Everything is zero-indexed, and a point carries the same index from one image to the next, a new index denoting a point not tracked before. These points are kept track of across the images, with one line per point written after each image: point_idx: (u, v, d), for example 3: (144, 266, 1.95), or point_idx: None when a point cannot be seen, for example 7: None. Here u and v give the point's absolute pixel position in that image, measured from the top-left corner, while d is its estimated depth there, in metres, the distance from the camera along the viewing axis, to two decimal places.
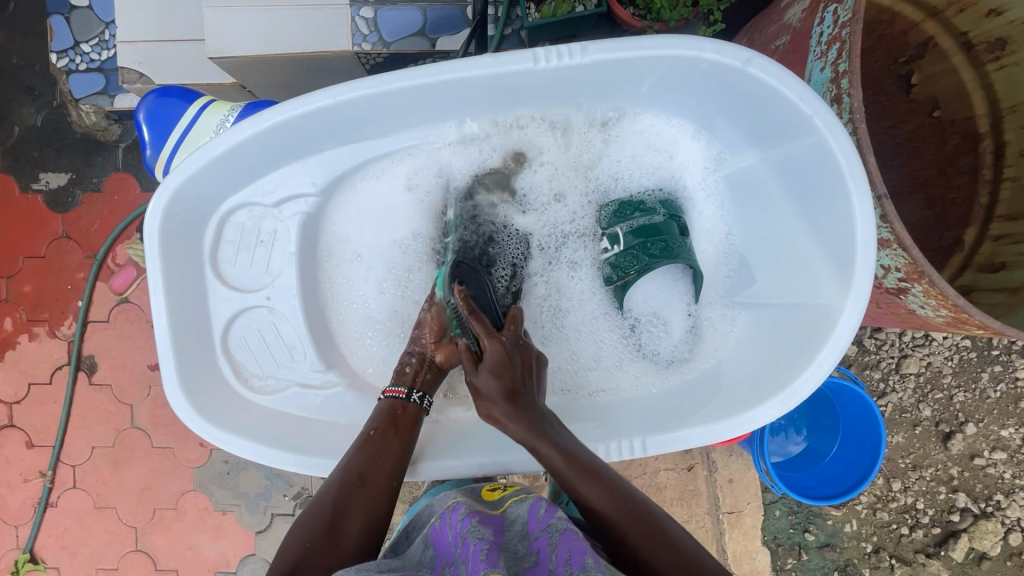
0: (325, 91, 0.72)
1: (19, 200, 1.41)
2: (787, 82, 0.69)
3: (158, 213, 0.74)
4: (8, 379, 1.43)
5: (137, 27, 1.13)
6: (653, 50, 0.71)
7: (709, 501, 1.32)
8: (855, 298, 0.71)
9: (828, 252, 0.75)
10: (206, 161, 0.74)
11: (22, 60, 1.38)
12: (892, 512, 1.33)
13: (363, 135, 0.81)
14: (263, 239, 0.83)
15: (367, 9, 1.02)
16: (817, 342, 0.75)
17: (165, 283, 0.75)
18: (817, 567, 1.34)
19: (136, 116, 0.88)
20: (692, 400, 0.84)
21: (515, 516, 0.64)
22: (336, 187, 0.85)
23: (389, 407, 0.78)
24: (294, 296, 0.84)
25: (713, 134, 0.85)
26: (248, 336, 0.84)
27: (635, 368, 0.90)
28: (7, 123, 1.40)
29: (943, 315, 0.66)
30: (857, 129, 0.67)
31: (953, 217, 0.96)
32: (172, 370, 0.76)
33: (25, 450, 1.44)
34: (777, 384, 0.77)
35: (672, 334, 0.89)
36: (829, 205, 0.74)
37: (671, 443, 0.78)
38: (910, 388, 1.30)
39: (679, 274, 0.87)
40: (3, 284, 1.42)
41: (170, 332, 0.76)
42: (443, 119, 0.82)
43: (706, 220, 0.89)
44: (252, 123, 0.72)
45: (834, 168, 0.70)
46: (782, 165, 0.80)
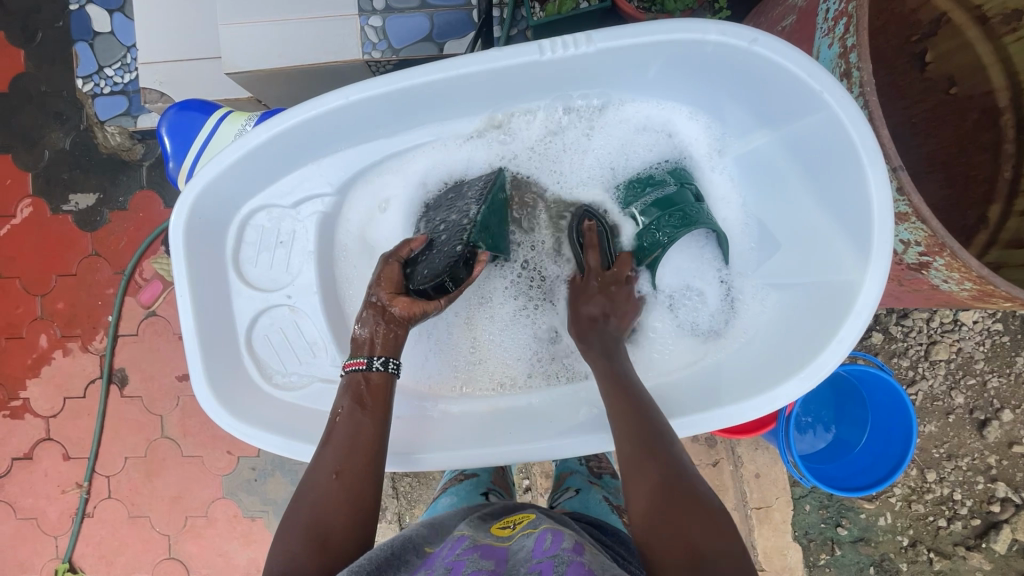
0: (337, 93, 0.74)
1: (50, 221, 1.47)
2: (793, 59, 0.69)
3: (182, 217, 0.76)
4: (45, 394, 1.48)
5: (157, 49, 1.18)
6: (656, 36, 0.71)
7: (736, 497, 1.30)
8: (874, 271, 0.70)
9: (844, 227, 0.75)
10: (226, 166, 0.76)
11: (50, 86, 1.45)
12: (929, 504, 1.29)
13: (373, 134, 0.83)
14: (282, 240, 0.85)
15: (376, 18, 1.04)
16: (837, 318, 0.74)
17: (191, 284, 0.78)
18: (851, 562, 1.31)
19: (158, 130, 0.91)
20: (714, 381, 0.84)
21: (522, 546, 0.60)
22: (352, 186, 0.86)
23: (352, 379, 0.74)
24: (314, 294, 0.86)
25: (723, 117, 0.84)
26: (270, 334, 0.86)
27: (666, 340, 0.88)
28: (38, 148, 1.46)
29: (968, 288, 0.65)
30: (868, 101, 0.67)
31: (976, 195, 0.94)
32: (200, 367, 0.78)
33: (61, 462, 1.48)
34: (800, 360, 0.76)
35: (707, 304, 0.87)
36: (842, 180, 0.73)
37: (697, 427, 0.78)
38: (941, 375, 1.26)
39: (705, 241, 0.86)
40: (38, 303, 1.48)
41: (196, 331, 0.78)
42: (451, 115, 0.83)
43: (721, 195, 0.87)
44: (268, 127, 0.75)
45: (846, 142, 0.70)
46: (793, 142, 0.79)
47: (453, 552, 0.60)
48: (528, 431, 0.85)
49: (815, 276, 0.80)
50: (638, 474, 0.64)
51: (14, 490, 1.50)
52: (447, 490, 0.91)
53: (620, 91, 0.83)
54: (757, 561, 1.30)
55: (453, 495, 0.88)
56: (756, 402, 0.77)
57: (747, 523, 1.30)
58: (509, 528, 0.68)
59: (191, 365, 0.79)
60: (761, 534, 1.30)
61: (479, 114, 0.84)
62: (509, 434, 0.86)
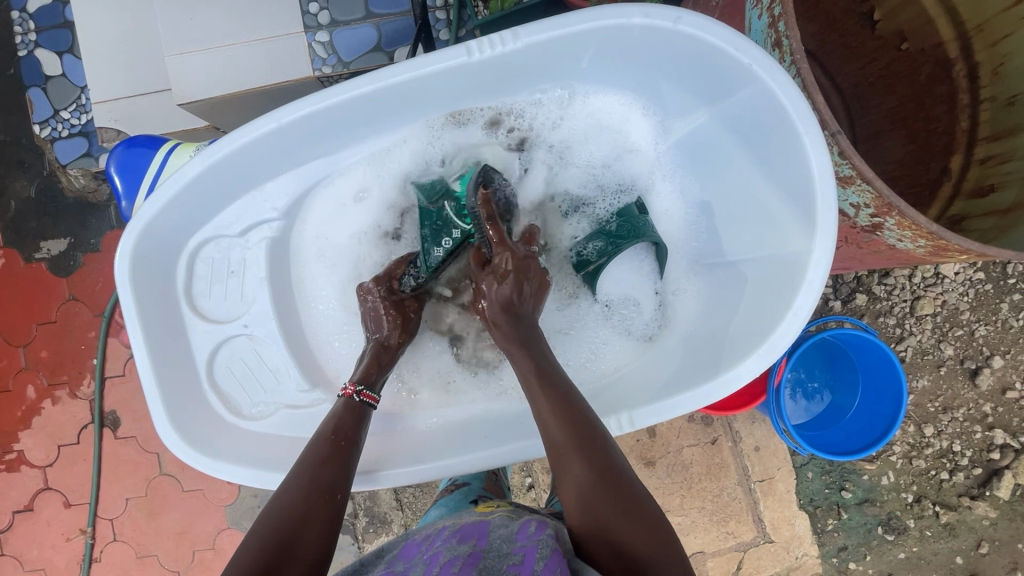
0: (267, 116, 0.73)
1: (24, 270, 1.46)
2: (721, 35, 0.69)
3: (125, 258, 0.75)
4: (38, 444, 1.47)
5: (108, 87, 1.16)
6: (584, 24, 0.71)
7: (739, 472, 1.31)
8: (821, 240, 0.70)
9: (791, 201, 0.75)
10: (167, 201, 0.75)
11: (9, 135, 1.44)
12: (929, 458, 1.29)
13: (313, 153, 0.82)
14: (233, 270, 0.84)
15: (322, 33, 1.04)
16: (790, 290, 0.74)
17: (143, 327, 0.77)
18: (859, 524, 1.31)
19: (107, 170, 0.90)
20: (674, 367, 0.83)
21: (507, 526, 0.63)
22: (300, 207, 0.86)
23: (351, 406, 0.77)
24: (271, 321, 0.85)
25: (664, 100, 0.84)
26: (232, 366, 0.85)
27: (602, 343, 0.89)
28: (3, 198, 1.45)
29: (922, 245, 0.64)
30: (800, 68, 0.66)
31: (937, 148, 0.94)
32: (160, 406, 0.77)
33: (63, 510, 1.47)
34: (757, 333, 0.76)
35: (645, 311, 0.88)
36: (785, 153, 0.73)
37: (646, 417, 0.77)
38: (928, 329, 1.26)
39: (646, 254, 0.86)
40: (22, 354, 1.47)
41: (153, 371, 0.77)
42: (394, 126, 0.83)
43: (665, 207, 0.89)
44: (202, 159, 0.74)
45: (780, 112, 0.70)
46: (729, 118, 0.80)
47: (434, 537, 0.64)
48: (501, 436, 0.85)
49: (769, 251, 0.79)
50: (567, 460, 0.63)
51: (19, 544, 1.49)
52: (438, 501, 0.91)
53: (581, 90, 0.84)
54: (766, 533, 1.30)
55: (442, 505, 0.88)
56: (705, 389, 0.76)
57: (752, 497, 1.30)
58: (491, 505, 0.74)
59: (153, 407, 0.78)
60: (767, 506, 1.30)
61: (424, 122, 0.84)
62: (487, 440, 0.85)
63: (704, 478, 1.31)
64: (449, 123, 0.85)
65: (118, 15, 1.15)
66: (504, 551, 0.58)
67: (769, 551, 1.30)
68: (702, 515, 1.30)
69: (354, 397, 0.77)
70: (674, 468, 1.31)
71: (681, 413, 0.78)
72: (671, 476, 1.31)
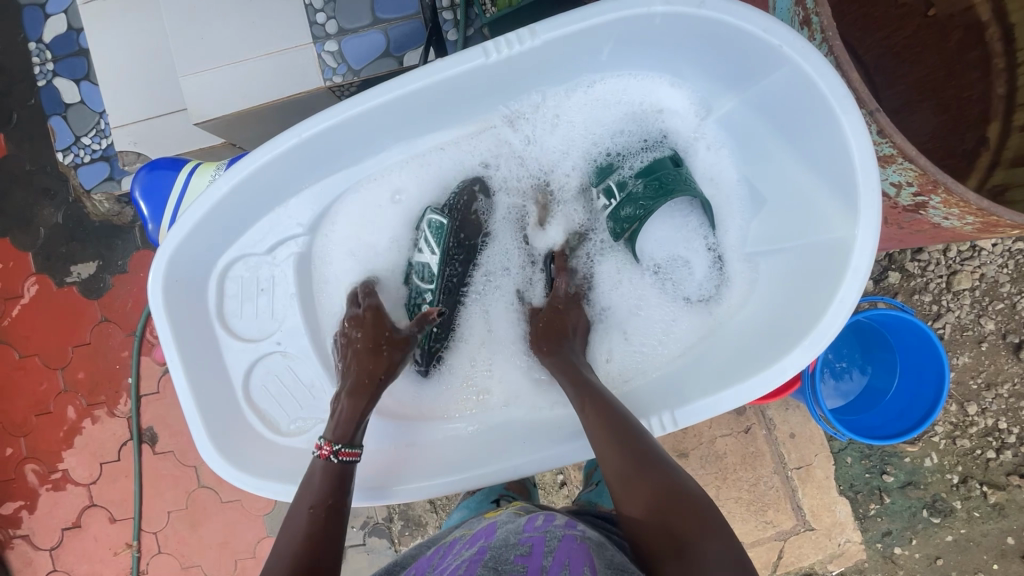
0: (290, 131, 0.73)
1: (57, 294, 1.49)
2: (746, 16, 0.68)
3: (159, 282, 0.76)
4: (81, 463, 1.51)
5: (125, 110, 1.18)
6: (600, 17, 0.71)
7: (775, 460, 1.28)
8: (865, 223, 0.69)
9: (828, 184, 0.74)
10: (195, 222, 0.76)
11: (35, 164, 1.47)
12: (974, 438, 1.25)
13: (336, 165, 0.83)
14: (263, 287, 0.85)
15: (331, 43, 1.04)
16: (835, 278, 0.72)
17: (178, 349, 0.77)
18: (903, 508, 1.28)
19: (131, 194, 0.91)
20: (715, 362, 0.83)
21: (513, 522, 0.67)
22: (325, 220, 0.86)
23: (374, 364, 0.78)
24: (304, 336, 0.86)
25: (688, 87, 0.83)
26: (267, 383, 0.85)
27: (662, 307, 0.89)
28: (34, 226, 1.48)
29: (971, 222, 0.62)
30: (833, 46, 0.66)
31: (971, 117, 0.90)
32: (199, 427, 0.77)
33: (109, 525, 1.52)
34: (804, 324, 0.74)
35: (695, 273, 0.87)
36: (822, 134, 0.72)
37: (719, 404, 0.75)
38: (967, 304, 1.22)
39: (689, 210, 0.86)
40: (60, 376, 1.51)
41: (192, 391, 0.78)
42: (413, 133, 0.84)
43: (710, 168, 0.86)
44: (228, 178, 0.74)
45: (815, 93, 0.69)
46: (761, 101, 0.79)
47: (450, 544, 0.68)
48: (533, 443, 0.83)
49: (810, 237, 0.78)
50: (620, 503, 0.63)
51: (69, 559, 1.54)
52: (461, 504, 0.92)
53: (597, 79, 0.83)
54: (806, 521, 1.27)
55: (464, 508, 0.89)
56: (764, 375, 0.74)
57: (790, 485, 1.27)
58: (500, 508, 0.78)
59: (192, 429, 0.78)
60: (805, 494, 1.27)
61: (443, 127, 0.84)
62: (521, 446, 0.83)
63: (739, 468, 1.28)
64: (465, 127, 0.85)
65: (129, 39, 1.16)
66: (512, 546, 0.61)
67: (810, 540, 1.27)
68: (739, 506, 1.27)
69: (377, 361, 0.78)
70: (708, 459, 1.28)
71: (730, 408, 0.76)
72: (705, 468, 1.28)
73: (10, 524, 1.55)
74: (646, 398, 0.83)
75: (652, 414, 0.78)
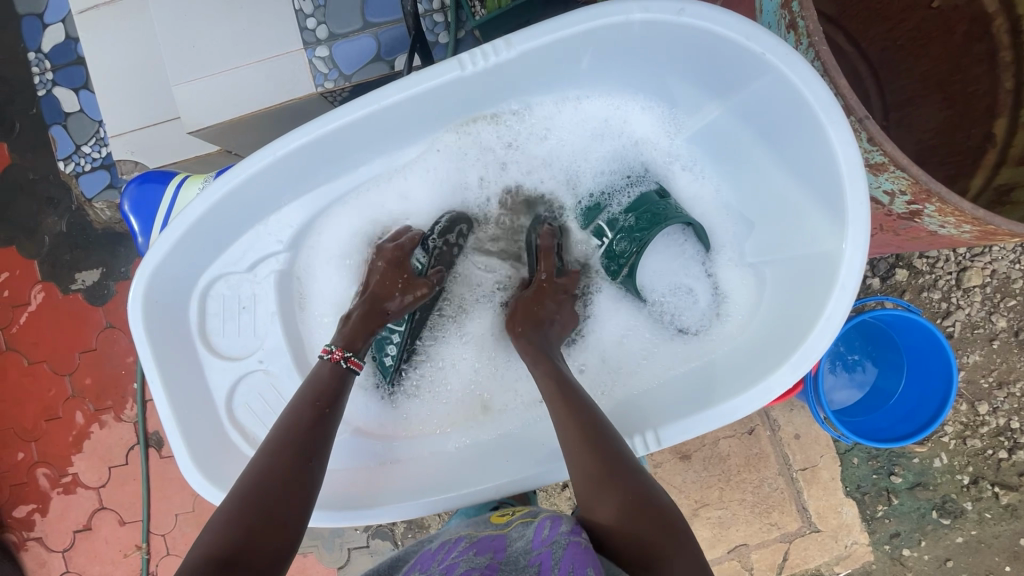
0: (263, 150, 0.73)
1: (62, 301, 1.51)
2: (727, 23, 0.66)
3: (137, 303, 0.76)
4: (90, 466, 1.54)
5: (121, 119, 1.18)
6: (579, 26, 0.69)
7: (779, 461, 1.26)
8: (854, 236, 0.68)
9: (815, 196, 0.73)
10: (172, 243, 0.76)
11: (38, 173, 1.49)
12: (985, 437, 1.22)
13: (314, 181, 0.82)
14: (245, 305, 0.86)
15: (321, 48, 1.03)
16: (823, 293, 0.71)
17: (160, 369, 0.77)
18: (912, 509, 1.25)
19: (121, 208, 0.92)
20: (703, 380, 0.82)
21: (522, 535, 0.64)
22: (303, 238, 0.86)
23: (336, 372, 0.74)
24: (285, 354, 0.87)
25: (671, 97, 0.82)
26: (250, 400, 0.86)
27: (657, 336, 0.89)
28: (38, 235, 1.50)
29: (967, 230, 0.60)
30: (818, 52, 0.63)
31: (978, 111, 0.87)
32: (181, 446, 0.77)
33: (119, 527, 1.54)
34: (793, 340, 0.73)
35: (695, 300, 0.88)
36: (808, 145, 0.70)
37: (693, 434, 0.75)
38: (977, 301, 1.19)
39: (683, 238, 0.86)
40: (68, 382, 1.53)
41: (174, 410, 0.77)
42: (390, 147, 0.83)
43: (690, 186, 0.87)
44: (203, 200, 0.75)
45: (800, 102, 0.68)
46: (745, 110, 0.78)
47: (447, 553, 0.64)
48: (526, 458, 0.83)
49: (798, 250, 0.77)
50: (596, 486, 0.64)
51: (81, 561, 1.56)
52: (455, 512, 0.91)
53: (578, 89, 0.82)
54: (812, 523, 1.25)
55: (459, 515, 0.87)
56: (748, 394, 0.74)
57: (795, 487, 1.25)
58: (506, 515, 0.74)
59: (175, 448, 0.78)
60: (811, 495, 1.25)
61: (420, 141, 0.84)
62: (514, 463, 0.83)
63: (743, 470, 1.26)
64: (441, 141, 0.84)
65: (123, 48, 1.16)
66: (522, 563, 0.59)
67: (816, 541, 1.25)
68: (743, 508, 1.25)
69: (341, 363, 0.75)
70: (711, 461, 1.26)
71: (704, 433, 0.76)
72: (709, 469, 1.26)
73: (24, 526, 1.58)
74: (634, 415, 0.82)
75: (639, 430, 0.78)
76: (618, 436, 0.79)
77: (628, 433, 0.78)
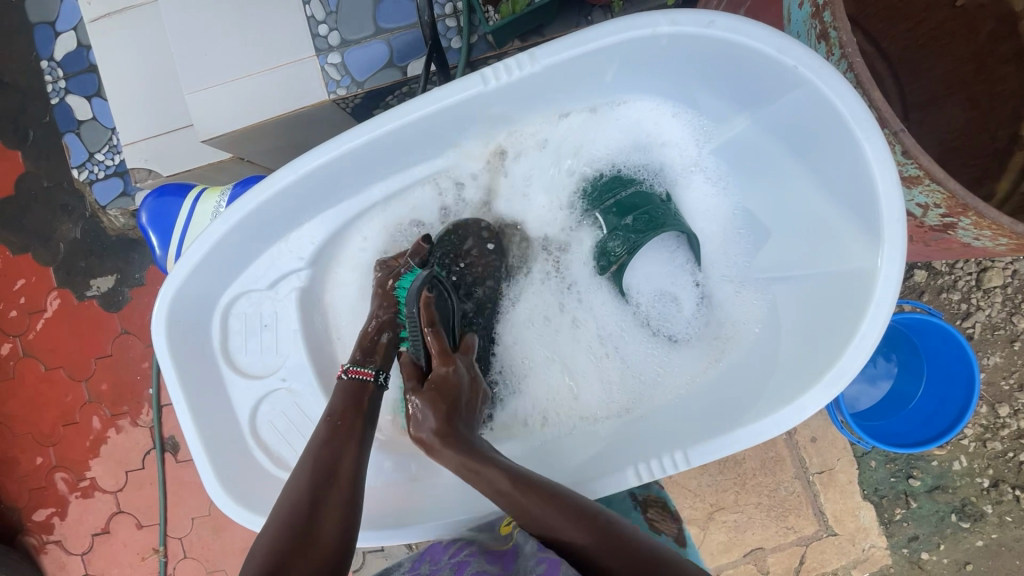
0: (286, 168, 0.73)
1: (78, 308, 1.52)
2: (758, 35, 0.66)
3: (163, 323, 0.76)
4: (107, 471, 1.55)
5: (135, 127, 1.19)
6: (604, 39, 0.69)
7: (796, 465, 1.24)
8: (890, 254, 0.67)
9: (847, 209, 0.72)
10: (196, 263, 0.76)
11: (52, 181, 1.50)
12: (1006, 440, 1.20)
13: (334, 198, 0.82)
14: (266, 323, 0.85)
15: (334, 55, 1.02)
16: (857, 309, 0.70)
17: (184, 390, 0.78)
18: (930, 513, 1.23)
19: (139, 221, 0.93)
20: (730, 398, 0.81)
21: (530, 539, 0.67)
22: (324, 254, 0.86)
23: (345, 387, 0.76)
24: (308, 372, 0.87)
25: (695, 107, 0.82)
26: (274, 419, 0.85)
27: (649, 349, 0.89)
28: (53, 242, 1.51)
29: (1004, 243, 0.62)
30: (852, 63, 0.64)
31: (1003, 113, 0.85)
32: (207, 466, 0.77)
33: (136, 530, 1.55)
34: (826, 359, 0.72)
35: (683, 309, 0.88)
36: (840, 158, 0.70)
37: (715, 451, 0.75)
38: (998, 302, 1.17)
39: (676, 246, 0.86)
40: (85, 387, 1.54)
41: (198, 431, 0.78)
42: (410, 162, 0.82)
43: (713, 199, 0.87)
44: (224, 220, 0.74)
45: (834, 114, 0.67)
46: (774, 121, 0.78)
47: (456, 553, 0.70)
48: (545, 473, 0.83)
49: (829, 266, 0.76)
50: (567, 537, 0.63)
51: (99, 564, 1.57)
52: None
53: (600, 101, 0.82)
54: (829, 526, 1.24)
55: None
56: (777, 415, 0.73)
57: (812, 490, 1.24)
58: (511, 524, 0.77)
59: (201, 469, 0.78)
60: (828, 499, 1.23)
61: (438, 155, 0.83)
62: None
63: (759, 473, 1.25)
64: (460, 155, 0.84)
65: (136, 56, 1.16)
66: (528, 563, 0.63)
67: (834, 545, 1.24)
68: (759, 511, 1.24)
69: (343, 375, 0.77)
70: (727, 464, 1.25)
71: (739, 450, 0.75)
72: (724, 473, 1.25)
73: (43, 530, 1.60)
74: (662, 432, 0.82)
75: (667, 450, 0.77)
76: (645, 454, 0.79)
77: (655, 452, 0.78)
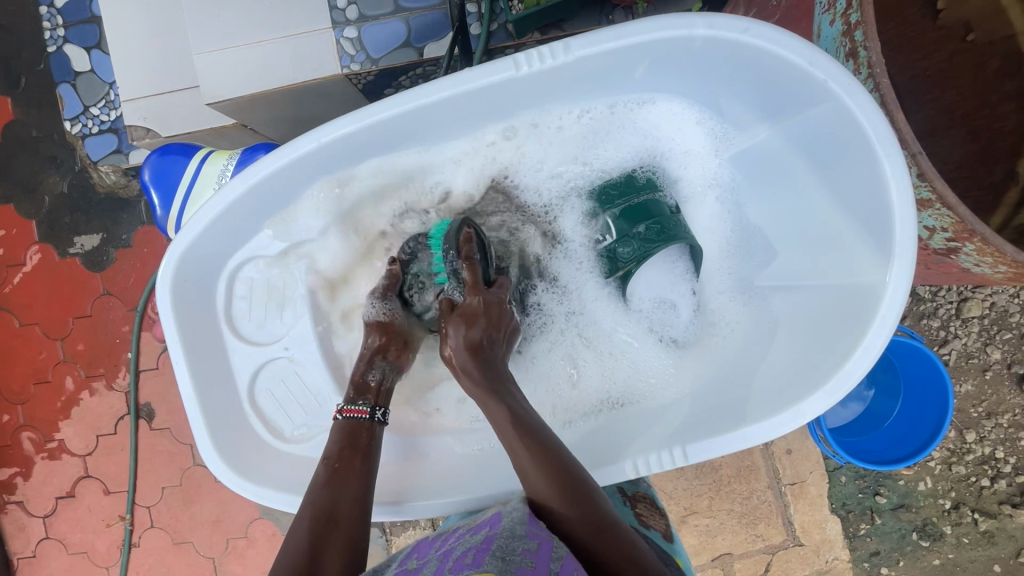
0: (308, 136, 0.72)
1: (59, 265, 1.48)
2: (792, 48, 0.67)
3: (169, 280, 0.75)
4: (77, 434, 1.51)
5: (136, 83, 1.15)
6: (635, 37, 0.69)
7: (770, 475, 1.27)
8: (897, 272, 0.70)
9: (861, 226, 0.74)
10: (207, 224, 0.75)
11: (42, 131, 1.45)
12: (970, 465, 1.25)
13: (353, 170, 0.82)
14: (273, 290, 0.84)
15: (350, 29, 1.01)
16: (861, 323, 0.73)
17: (187, 351, 0.77)
18: (893, 530, 1.28)
19: (142, 178, 0.91)
20: (723, 397, 0.84)
21: (517, 510, 0.67)
22: (338, 224, 0.86)
23: (348, 429, 0.76)
24: (312, 343, 0.86)
25: (720, 112, 0.84)
26: (272, 387, 0.84)
27: (661, 354, 0.90)
28: (38, 194, 1.47)
29: (1002, 270, 0.65)
30: (879, 83, 0.67)
31: (1001, 148, 0.88)
32: (204, 430, 0.77)
33: (103, 496, 1.52)
34: (831, 365, 0.75)
35: (681, 316, 0.90)
36: (855, 171, 0.72)
37: (714, 449, 0.77)
38: (975, 332, 1.21)
39: (678, 258, 0.86)
40: (60, 346, 1.50)
41: (197, 394, 0.77)
42: (435, 140, 0.82)
43: (730, 203, 0.88)
44: (240, 180, 0.73)
45: (856, 131, 0.69)
46: (797, 134, 0.79)
47: (444, 541, 0.66)
48: None
49: (836, 279, 0.79)
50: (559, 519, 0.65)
51: (62, 528, 1.54)
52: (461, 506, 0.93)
53: (626, 95, 0.82)
54: (795, 536, 1.27)
55: None
56: (778, 418, 0.76)
57: (782, 500, 1.27)
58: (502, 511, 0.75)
59: (196, 434, 0.77)
60: (797, 510, 1.26)
61: (457, 136, 0.83)
62: None
63: (734, 480, 1.28)
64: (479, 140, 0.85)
65: (144, 10, 1.13)
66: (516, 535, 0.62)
67: (799, 555, 1.27)
68: (731, 518, 1.27)
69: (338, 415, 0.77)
70: (703, 470, 1.28)
71: (738, 449, 0.77)
72: (700, 478, 1.28)
73: (4, 489, 1.55)
74: (657, 430, 0.83)
75: (664, 446, 0.79)
76: (640, 450, 0.80)
77: (652, 448, 0.79)
